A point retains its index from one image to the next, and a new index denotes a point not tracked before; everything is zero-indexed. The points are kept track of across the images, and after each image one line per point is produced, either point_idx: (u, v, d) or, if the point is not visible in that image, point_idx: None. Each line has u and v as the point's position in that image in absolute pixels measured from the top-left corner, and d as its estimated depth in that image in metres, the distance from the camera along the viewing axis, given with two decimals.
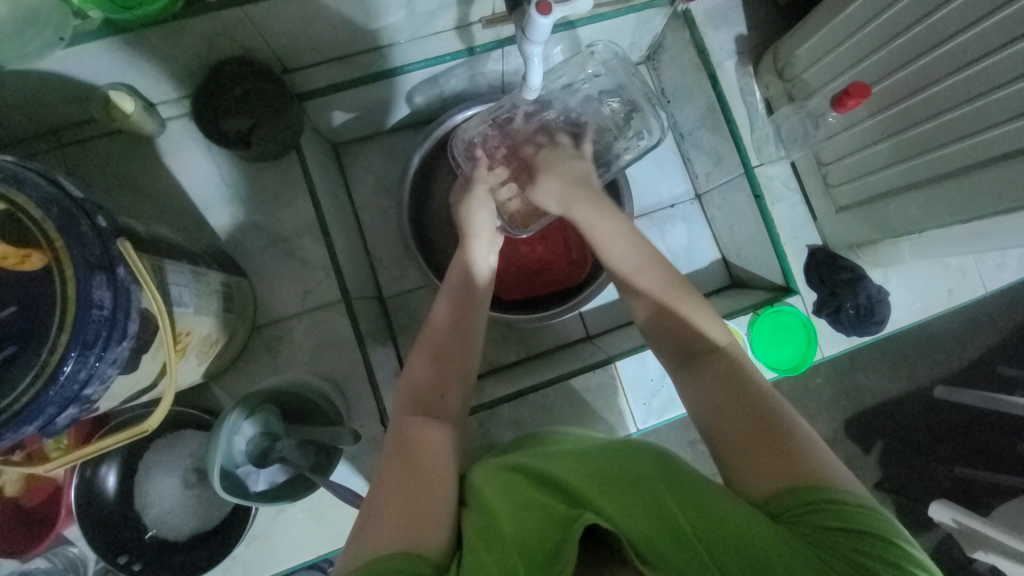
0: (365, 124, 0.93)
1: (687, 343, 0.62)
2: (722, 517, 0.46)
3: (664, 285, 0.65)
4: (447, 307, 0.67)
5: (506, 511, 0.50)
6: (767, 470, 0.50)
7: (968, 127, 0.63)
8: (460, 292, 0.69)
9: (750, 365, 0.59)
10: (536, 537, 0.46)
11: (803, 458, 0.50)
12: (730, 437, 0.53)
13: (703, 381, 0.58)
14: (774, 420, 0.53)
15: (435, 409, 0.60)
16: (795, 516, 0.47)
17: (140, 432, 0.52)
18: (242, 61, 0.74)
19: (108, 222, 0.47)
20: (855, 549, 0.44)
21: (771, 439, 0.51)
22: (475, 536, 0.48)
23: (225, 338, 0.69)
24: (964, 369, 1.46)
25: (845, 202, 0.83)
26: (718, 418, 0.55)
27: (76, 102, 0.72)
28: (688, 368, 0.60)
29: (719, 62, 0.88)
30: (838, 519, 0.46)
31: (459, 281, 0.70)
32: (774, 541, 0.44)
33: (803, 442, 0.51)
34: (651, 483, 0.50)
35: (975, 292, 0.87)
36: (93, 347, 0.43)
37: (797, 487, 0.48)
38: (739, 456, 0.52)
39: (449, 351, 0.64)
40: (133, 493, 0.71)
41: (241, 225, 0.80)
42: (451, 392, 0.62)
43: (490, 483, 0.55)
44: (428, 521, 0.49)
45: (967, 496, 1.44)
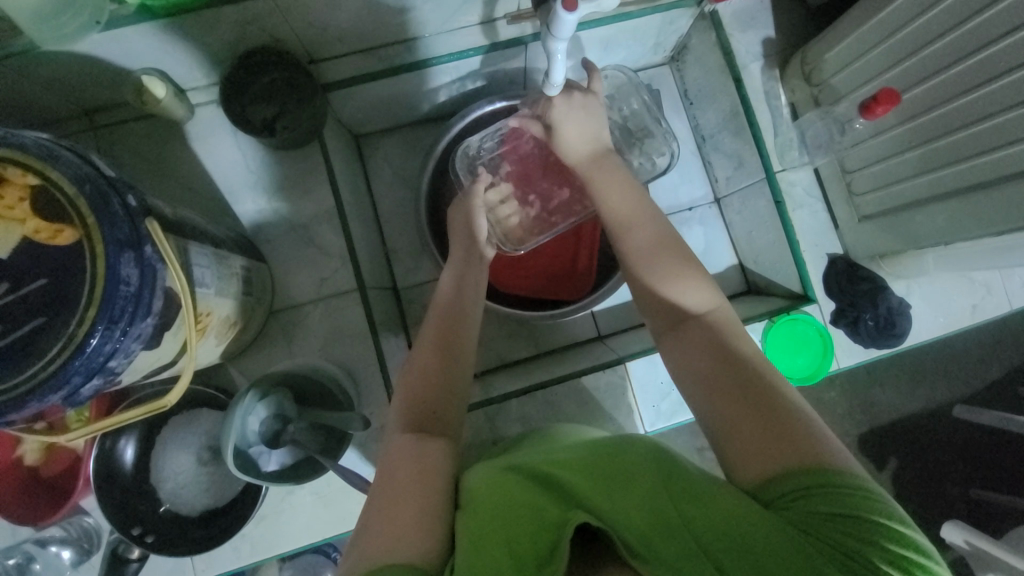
0: (387, 116, 0.94)
1: (672, 312, 0.62)
2: (716, 511, 0.46)
3: (655, 251, 0.65)
4: (437, 317, 0.69)
5: (498, 508, 0.50)
6: (756, 452, 0.50)
7: (1001, 139, 0.62)
8: (455, 302, 0.71)
9: (736, 332, 0.59)
10: (528, 535, 0.47)
11: (794, 439, 0.49)
12: (717, 415, 0.53)
13: (695, 357, 0.58)
14: (764, 399, 0.52)
15: (431, 414, 0.62)
16: (788, 502, 0.46)
17: (157, 407, 0.54)
18: (269, 51, 0.75)
19: (137, 201, 0.48)
20: (850, 535, 0.44)
21: (760, 420, 0.51)
22: (466, 534, 0.48)
23: (242, 321, 0.70)
24: (986, 389, 1.42)
25: (868, 211, 0.82)
26: (704, 396, 0.55)
27: (111, 84, 0.74)
28: (674, 334, 0.61)
29: (745, 64, 0.87)
30: (831, 502, 0.45)
31: (451, 299, 0.72)
32: (767, 533, 0.44)
33: (796, 421, 0.50)
34: (643, 474, 0.50)
35: (1000, 309, 0.85)
36: (119, 322, 0.45)
37: (789, 471, 0.48)
38: (726, 436, 0.52)
39: (445, 356, 0.66)
40: (148, 468, 0.73)
41: (262, 210, 0.82)
42: (450, 394, 0.64)
43: (485, 477, 0.55)
44: (421, 525, 0.50)
45: (984, 520, 1.40)
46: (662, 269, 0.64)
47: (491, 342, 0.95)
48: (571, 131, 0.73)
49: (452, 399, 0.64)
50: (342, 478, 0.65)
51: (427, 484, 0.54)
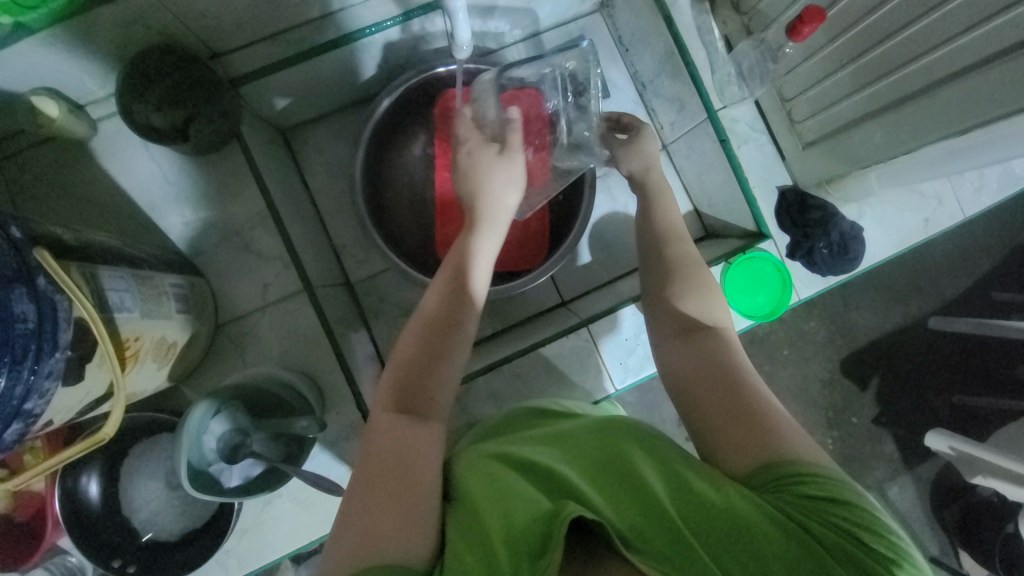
0: (312, 105, 0.90)
1: (686, 320, 0.63)
2: (706, 501, 0.48)
3: (671, 263, 0.68)
4: (434, 304, 0.62)
5: (488, 501, 0.51)
6: (747, 444, 0.52)
7: (926, 44, 0.60)
8: (455, 281, 0.63)
9: (737, 345, 0.61)
10: (520, 530, 0.46)
11: (785, 435, 0.52)
12: (709, 413, 0.55)
13: (695, 357, 0.59)
14: (762, 401, 0.54)
15: (425, 408, 0.56)
16: (776, 491, 0.48)
17: (96, 441, 0.52)
18: (167, 49, 0.70)
19: (23, 231, 0.45)
20: (836, 517, 0.46)
21: (751, 416, 0.53)
22: (462, 534, 0.49)
23: (184, 339, 0.68)
24: (957, 298, 1.45)
25: (811, 137, 0.81)
26: (698, 395, 0.57)
27: (1, 110, 0.69)
28: (679, 340, 0.62)
29: (674, 0, 0.83)
30: (816, 488, 0.48)
31: (454, 273, 0.64)
32: (756, 517, 0.46)
33: (787, 421, 0.53)
34: (638, 469, 0.51)
35: (953, 219, 0.85)
36: (24, 361, 0.42)
37: (781, 462, 0.50)
38: (717, 430, 0.54)
39: (443, 346, 0.59)
40: (116, 501, 0.71)
41: (190, 222, 0.78)
42: (441, 390, 0.58)
43: (472, 470, 0.56)
44: (410, 526, 0.47)
45: (966, 423, 1.45)
46: (680, 284, 0.66)
47: None
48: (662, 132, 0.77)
49: (445, 390, 0.58)
50: (310, 484, 0.64)
51: (414, 469, 0.51)
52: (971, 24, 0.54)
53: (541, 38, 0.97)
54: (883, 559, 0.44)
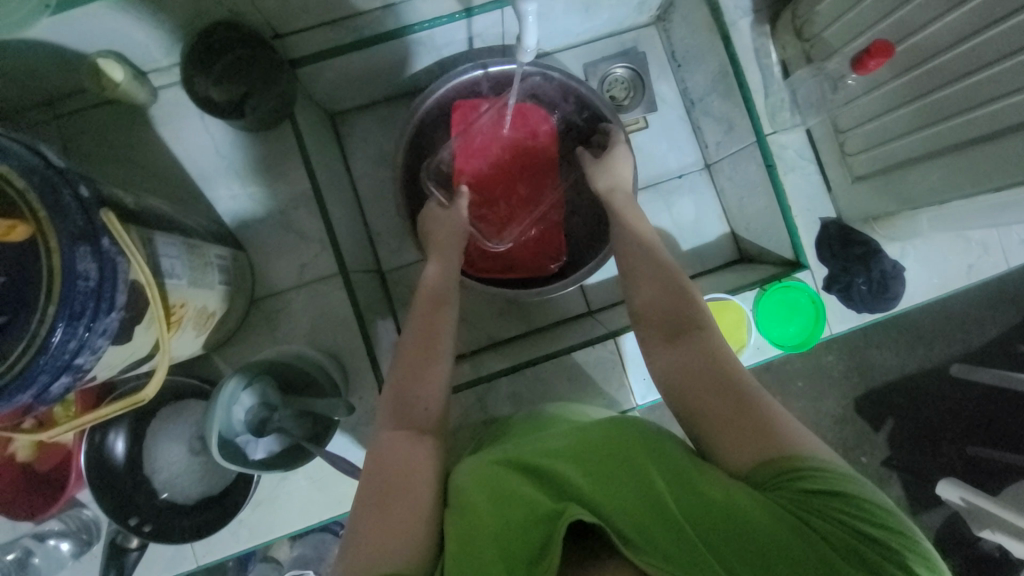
0: (362, 91, 0.91)
1: (671, 320, 0.63)
2: (709, 500, 0.48)
3: (659, 267, 0.69)
4: (414, 326, 0.69)
5: (485, 503, 0.51)
6: (744, 443, 0.52)
7: (996, 91, 0.58)
8: (429, 304, 0.71)
9: (721, 340, 0.61)
10: (520, 530, 0.47)
11: (779, 431, 0.52)
12: (705, 413, 0.55)
13: (683, 357, 0.60)
14: (753, 399, 0.54)
15: (416, 418, 0.61)
16: (777, 487, 0.49)
17: (136, 401, 0.54)
18: (230, 26, 0.71)
19: (91, 191, 0.46)
20: (835, 509, 0.47)
21: (748, 416, 0.53)
22: (457, 534, 0.49)
23: (223, 310, 0.69)
24: (984, 348, 1.42)
25: (862, 171, 0.79)
26: (692, 396, 0.57)
27: (69, 70, 0.71)
28: (668, 344, 0.62)
29: (734, 21, 0.82)
30: (816, 483, 0.48)
31: (425, 298, 0.72)
32: (759, 514, 0.46)
33: (778, 415, 0.53)
34: (637, 464, 0.52)
35: (997, 268, 0.83)
36: (81, 318, 0.43)
37: (777, 459, 0.50)
38: (713, 432, 0.54)
39: (426, 356, 0.66)
40: (140, 460, 0.73)
41: (235, 195, 0.79)
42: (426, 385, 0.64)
43: (471, 475, 0.55)
44: (407, 526, 0.49)
45: (980, 476, 1.42)
46: (662, 282, 0.66)
47: (479, 321, 0.94)
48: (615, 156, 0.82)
49: (431, 395, 0.63)
50: (331, 465, 0.65)
51: (412, 473, 0.55)
52: None
53: (584, 49, 0.97)
54: (889, 553, 0.45)
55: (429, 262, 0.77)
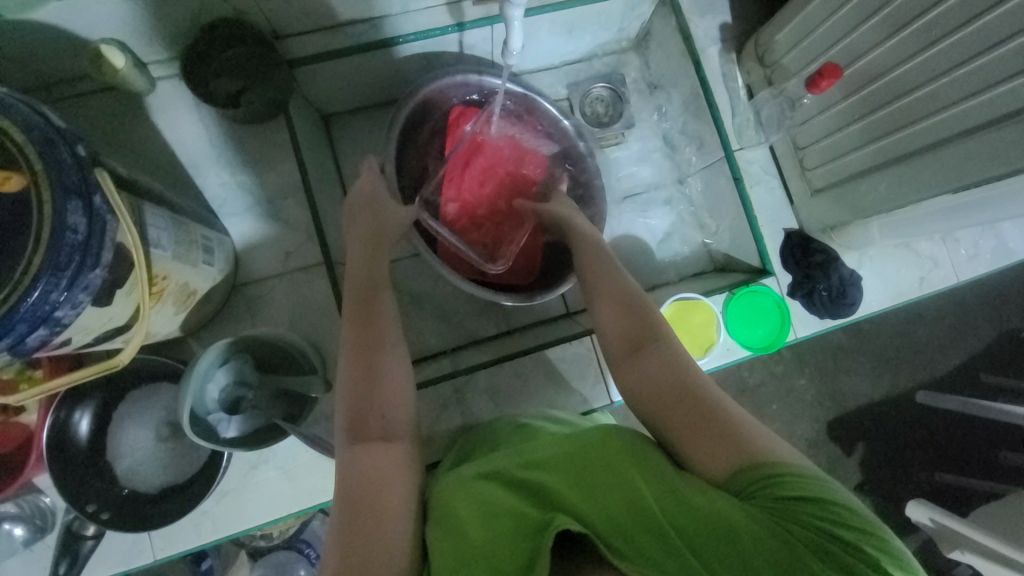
0: (355, 95, 0.95)
1: (633, 338, 0.65)
2: (689, 503, 0.49)
3: (622, 288, 0.70)
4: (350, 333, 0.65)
5: (470, 510, 0.52)
6: (719, 452, 0.54)
7: (930, 107, 0.65)
8: (365, 309, 0.66)
9: (684, 355, 0.62)
10: (506, 543, 0.48)
11: (750, 440, 0.53)
12: (677, 425, 0.57)
13: (650, 370, 0.61)
14: (720, 410, 0.56)
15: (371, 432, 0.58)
16: (755, 494, 0.50)
17: (109, 367, 0.55)
18: (233, 24, 0.75)
19: (88, 151, 0.48)
20: (813, 514, 0.47)
21: (719, 427, 0.55)
22: (448, 545, 0.50)
23: (204, 290, 0.69)
24: (948, 376, 1.48)
25: (820, 185, 0.85)
26: (662, 409, 0.58)
27: (71, 56, 0.73)
28: (631, 360, 0.63)
29: (704, 48, 0.90)
30: (790, 488, 0.49)
31: (356, 301, 0.67)
32: (740, 519, 0.47)
33: (747, 425, 0.55)
34: (623, 470, 0.52)
35: (947, 281, 0.90)
36: (66, 270, 0.44)
37: (752, 466, 0.51)
38: (684, 441, 0.56)
39: (372, 366, 0.62)
40: (104, 444, 0.71)
41: (225, 185, 0.81)
42: (388, 389, 0.61)
43: (453, 484, 0.57)
44: (385, 550, 0.50)
45: (950, 503, 1.45)
46: (623, 306, 0.68)
47: (461, 320, 0.95)
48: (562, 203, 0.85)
49: (394, 397, 0.61)
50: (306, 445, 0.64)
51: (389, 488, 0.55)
52: (976, 90, 0.59)
53: (566, 69, 1.03)
54: (867, 556, 0.46)
55: (350, 269, 0.70)
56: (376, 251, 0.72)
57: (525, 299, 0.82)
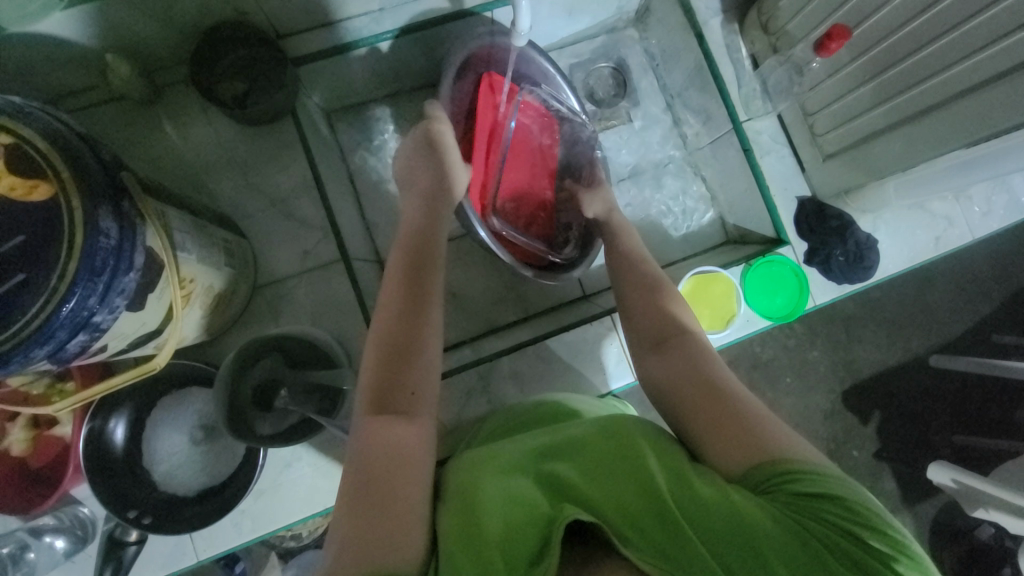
0: (359, 91, 0.95)
1: (658, 331, 0.65)
2: (704, 497, 0.48)
3: (645, 282, 0.71)
4: (382, 319, 0.64)
5: (487, 500, 0.51)
6: (738, 446, 0.53)
7: (942, 62, 0.65)
8: (408, 296, 0.65)
9: (710, 351, 0.62)
10: (520, 533, 0.48)
11: (768, 436, 0.53)
12: (696, 417, 0.56)
13: (672, 362, 0.61)
14: (740, 405, 0.55)
15: (392, 423, 0.55)
16: (770, 489, 0.49)
17: (146, 371, 0.56)
18: (236, 26, 0.76)
19: (111, 157, 0.48)
20: (829, 512, 0.47)
21: (739, 421, 0.54)
22: (458, 536, 0.49)
23: (228, 292, 0.70)
24: (960, 338, 1.48)
25: (832, 150, 0.85)
26: (683, 401, 0.58)
27: (77, 68, 0.73)
28: (656, 353, 0.63)
29: (705, 21, 0.89)
30: (809, 485, 0.48)
31: (396, 280, 0.67)
32: (756, 513, 0.46)
33: (765, 420, 0.54)
34: (638, 462, 0.52)
35: (961, 240, 0.89)
36: (101, 275, 0.45)
37: (770, 461, 0.51)
38: (703, 432, 0.55)
39: (406, 351, 0.61)
40: (139, 451, 0.71)
41: (238, 188, 0.80)
42: (420, 383, 0.60)
43: (468, 473, 0.56)
44: (397, 540, 0.47)
45: (968, 463, 1.46)
46: (653, 300, 0.69)
47: (478, 310, 0.96)
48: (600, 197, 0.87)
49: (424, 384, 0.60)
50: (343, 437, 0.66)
51: (406, 465, 0.52)
52: (988, 42, 0.59)
53: (568, 51, 1.02)
54: (883, 556, 0.45)
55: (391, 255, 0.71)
56: (416, 231, 0.72)
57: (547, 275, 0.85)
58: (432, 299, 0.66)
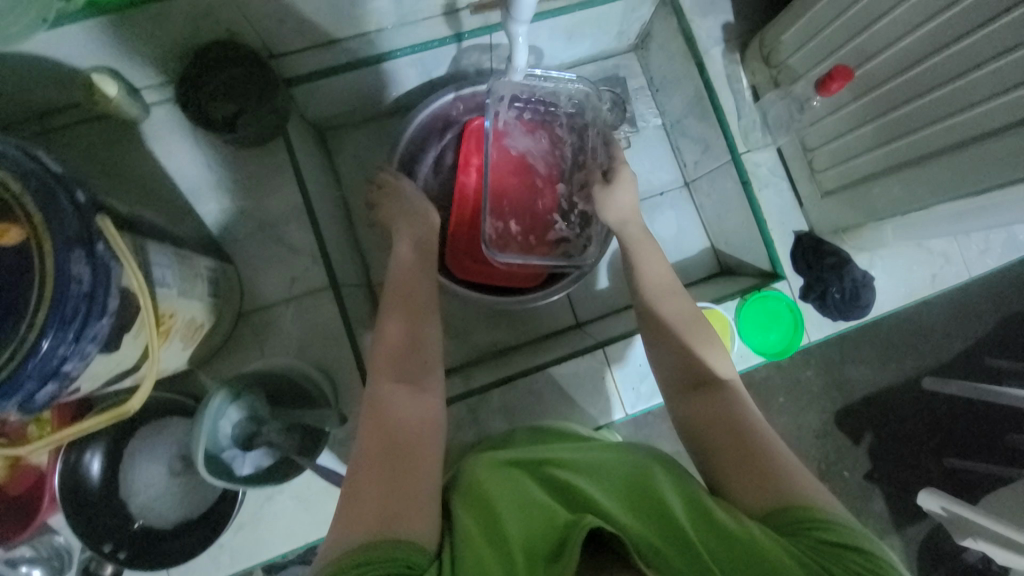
0: (352, 111, 0.94)
1: (693, 372, 0.63)
2: (727, 530, 0.46)
3: (685, 318, 0.68)
4: (395, 333, 0.64)
5: (507, 503, 0.51)
6: (761, 484, 0.52)
7: (946, 109, 0.64)
8: (415, 283, 0.70)
9: (750, 406, 0.59)
10: (538, 536, 0.46)
11: (793, 479, 0.52)
12: (720, 453, 0.55)
13: (711, 406, 0.59)
14: (767, 447, 0.55)
15: (410, 436, 0.54)
16: (793, 534, 0.48)
17: (119, 415, 0.54)
18: (227, 46, 0.74)
19: (87, 197, 0.46)
20: (852, 564, 0.45)
21: (762, 458, 0.53)
22: (476, 534, 0.47)
23: (210, 322, 0.68)
24: (952, 361, 1.47)
25: (830, 187, 0.85)
26: (708, 437, 0.57)
27: (60, 87, 0.71)
28: (695, 394, 0.61)
29: (706, 49, 0.88)
30: (831, 535, 0.47)
31: (405, 271, 0.71)
32: (779, 552, 0.45)
33: (789, 464, 0.54)
34: (659, 487, 0.51)
35: (958, 277, 0.89)
36: (72, 322, 0.43)
37: (795, 505, 0.50)
38: (728, 472, 0.54)
39: (415, 330, 0.65)
40: (116, 482, 0.70)
41: (225, 211, 0.79)
42: (427, 362, 0.63)
43: (488, 475, 0.56)
44: (406, 517, 0.47)
45: (956, 488, 1.45)
46: (697, 337, 0.66)
47: (469, 336, 0.94)
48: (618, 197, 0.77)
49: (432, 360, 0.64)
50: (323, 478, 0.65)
51: (415, 473, 0.51)
52: (994, 93, 0.58)
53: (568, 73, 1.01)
54: None
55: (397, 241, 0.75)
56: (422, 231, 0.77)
57: (558, 289, 0.85)
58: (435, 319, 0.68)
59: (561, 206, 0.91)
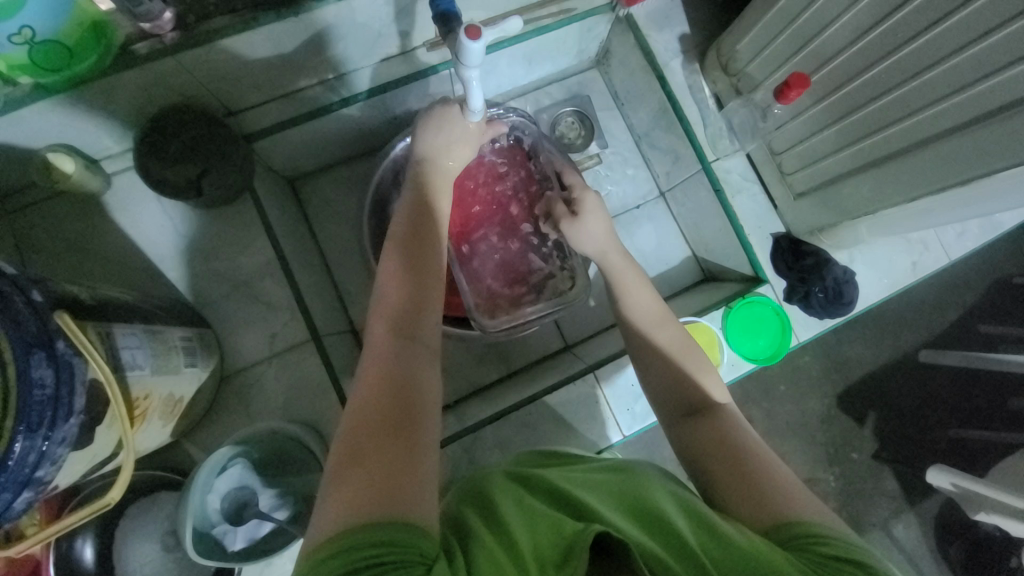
0: (319, 156, 0.93)
1: (687, 399, 0.62)
2: (734, 544, 0.43)
3: (679, 342, 0.67)
4: (396, 294, 0.59)
5: (518, 517, 0.46)
6: (760, 502, 0.50)
7: (906, 109, 0.64)
8: (416, 239, 0.64)
9: (743, 425, 0.59)
10: (545, 542, 0.42)
11: (792, 498, 0.50)
12: (717, 474, 0.55)
13: (712, 432, 0.58)
14: (761, 466, 0.54)
15: (415, 402, 0.51)
16: (793, 548, 0.45)
17: (103, 505, 0.49)
18: (183, 110, 0.71)
19: (44, 295, 0.45)
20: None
21: (761, 480, 0.52)
22: (486, 544, 0.43)
23: (190, 395, 0.67)
24: (947, 331, 1.46)
25: (802, 189, 0.85)
26: (709, 459, 0.56)
27: (17, 167, 0.70)
28: (690, 420, 0.60)
29: (666, 62, 0.89)
30: (831, 548, 0.45)
31: (407, 222, 0.65)
32: (778, 561, 0.42)
33: (787, 482, 0.52)
34: (658, 497, 0.48)
35: (940, 261, 0.89)
36: (40, 427, 0.42)
37: (792, 521, 0.47)
38: (727, 490, 0.53)
39: (421, 288, 0.60)
40: (110, 564, 0.68)
41: (197, 273, 0.78)
42: (430, 321, 0.59)
43: (498, 493, 0.52)
44: (407, 496, 0.43)
45: (966, 459, 1.44)
46: (697, 363, 0.65)
47: (459, 369, 0.94)
48: (590, 224, 0.75)
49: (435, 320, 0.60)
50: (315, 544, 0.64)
51: (413, 452, 0.47)
52: (950, 92, 0.59)
53: (532, 96, 1.01)
54: None
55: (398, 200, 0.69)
56: (418, 180, 0.69)
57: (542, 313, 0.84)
58: (440, 277, 0.63)
59: (533, 244, 0.86)
